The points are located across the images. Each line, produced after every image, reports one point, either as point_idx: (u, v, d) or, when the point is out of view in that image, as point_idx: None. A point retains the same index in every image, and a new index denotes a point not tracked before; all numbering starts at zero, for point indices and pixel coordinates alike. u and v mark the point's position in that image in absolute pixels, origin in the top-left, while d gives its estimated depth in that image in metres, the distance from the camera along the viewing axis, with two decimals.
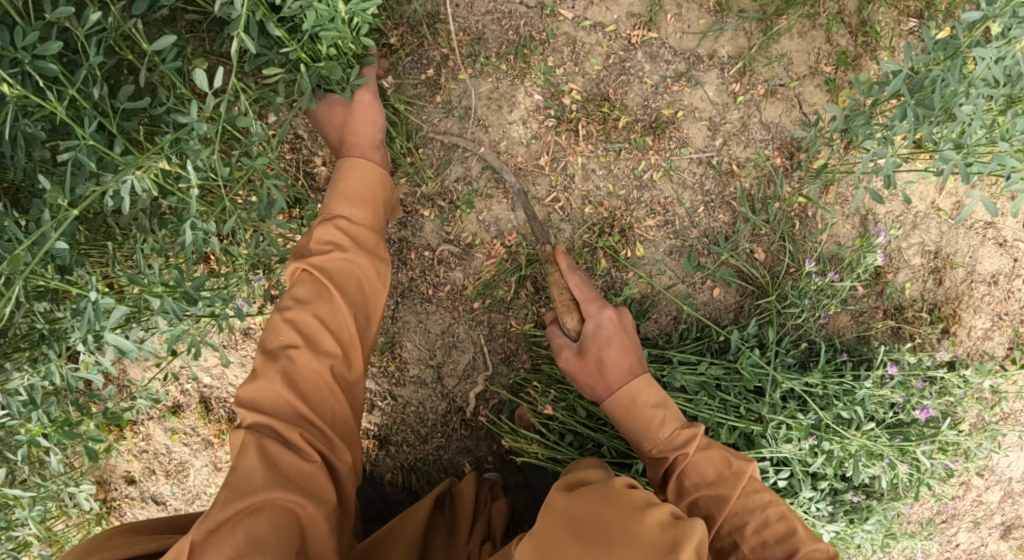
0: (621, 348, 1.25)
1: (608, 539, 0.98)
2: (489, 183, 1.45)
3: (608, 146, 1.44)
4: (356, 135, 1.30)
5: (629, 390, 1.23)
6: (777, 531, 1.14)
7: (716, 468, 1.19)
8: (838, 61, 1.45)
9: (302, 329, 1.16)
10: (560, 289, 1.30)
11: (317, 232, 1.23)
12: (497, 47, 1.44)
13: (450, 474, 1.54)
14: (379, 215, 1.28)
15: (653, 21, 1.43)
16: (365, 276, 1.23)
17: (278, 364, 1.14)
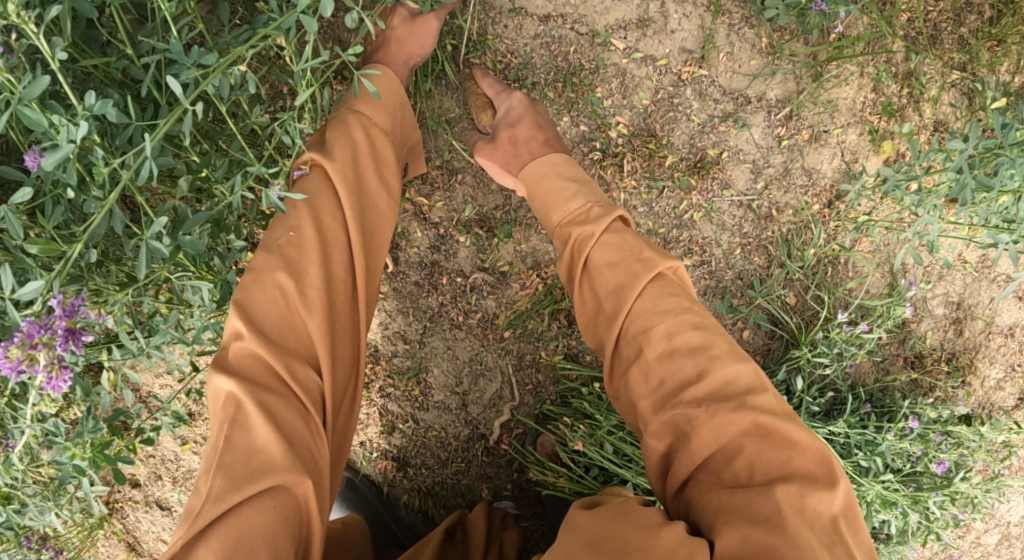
0: (535, 173, 1.22)
1: (624, 552, 0.86)
2: (529, 212, 1.42)
3: (651, 183, 1.42)
4: (402, 48, 1.25)
5: (541, 164, 1.22)
6: (694, 338, 0.99)
7: (619, 250, 1.09)
8: (884, 111, 1.44)
9: (314, 237, 1.03)
10: (479, 100, 1.36)
11: (336, 122, 1.14)
12: (546, 73, 1.40)
13: (467, 499, 1.55)
14: (396, 129, 1.20)
15: (705, 58, 1.41)
16: (379, 192, 1.13)
17: (283, 266, 1.00)
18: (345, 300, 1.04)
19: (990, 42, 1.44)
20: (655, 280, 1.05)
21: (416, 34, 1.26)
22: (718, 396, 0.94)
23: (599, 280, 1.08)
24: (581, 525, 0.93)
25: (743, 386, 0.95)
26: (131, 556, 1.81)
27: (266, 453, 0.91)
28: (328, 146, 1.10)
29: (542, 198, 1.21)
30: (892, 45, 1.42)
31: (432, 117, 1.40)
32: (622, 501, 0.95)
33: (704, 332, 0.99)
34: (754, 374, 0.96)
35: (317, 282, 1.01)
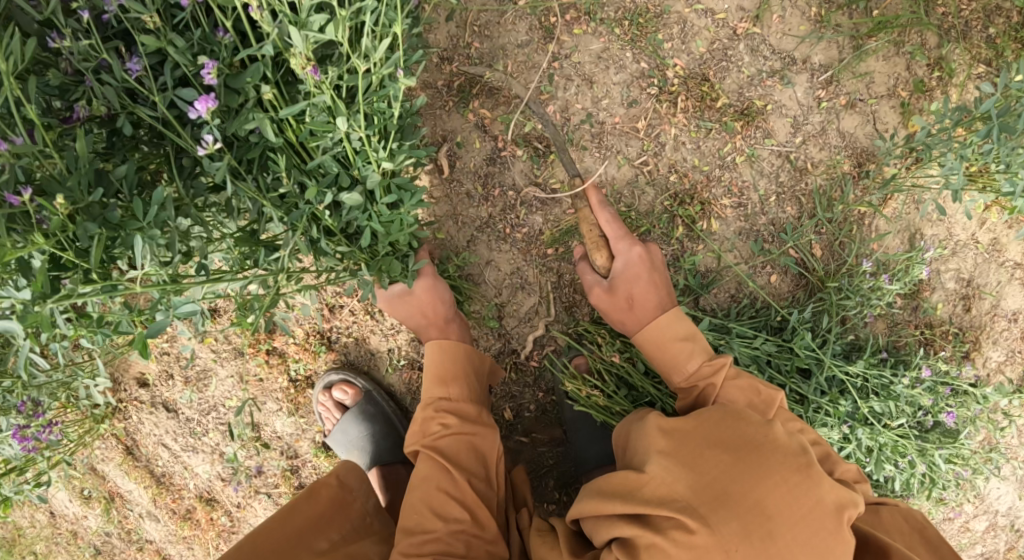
0: (651, 332, 1.32)
1: (753, 447, 1.09)
2: (585, 135, 1.52)
3: (700, 123, 1.52)
4: (433, 314, 1.45)
5: (658, 324, 1.32)
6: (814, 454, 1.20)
7: (745, 396, 1.23)
8: (915, 88, 1.56)
9: (430, 502, 1.30)
10: (589, 226, 1.42)
11: (423, 418, 1.38)
12: (614, 11, 1.50)
13: (489, 417, 1.60)
14: (471, 385, 1.42)
15: (759, 17, 1.53)
16: (486, 452, 1.38)
17: (417, 544, 1.27)
18: (475, 546, 1.29)
19: (1015, 43, 1.58)
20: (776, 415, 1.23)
21: (425, 300, 1.44)
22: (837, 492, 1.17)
23: None
24: (694, 432, 1.15)
25: (851, 479, 1.19)
26: (127, 460, 1.77)
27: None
28: (424, 435, 1.37)
29: (660, 355, 1.32)
30: (926, 30, 1.56)
31: (504, 39, 1.52)
32: (718, 409, 1.17)
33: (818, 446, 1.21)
34: (855, 470, 1.20)
35: (430, 530, 1.28)
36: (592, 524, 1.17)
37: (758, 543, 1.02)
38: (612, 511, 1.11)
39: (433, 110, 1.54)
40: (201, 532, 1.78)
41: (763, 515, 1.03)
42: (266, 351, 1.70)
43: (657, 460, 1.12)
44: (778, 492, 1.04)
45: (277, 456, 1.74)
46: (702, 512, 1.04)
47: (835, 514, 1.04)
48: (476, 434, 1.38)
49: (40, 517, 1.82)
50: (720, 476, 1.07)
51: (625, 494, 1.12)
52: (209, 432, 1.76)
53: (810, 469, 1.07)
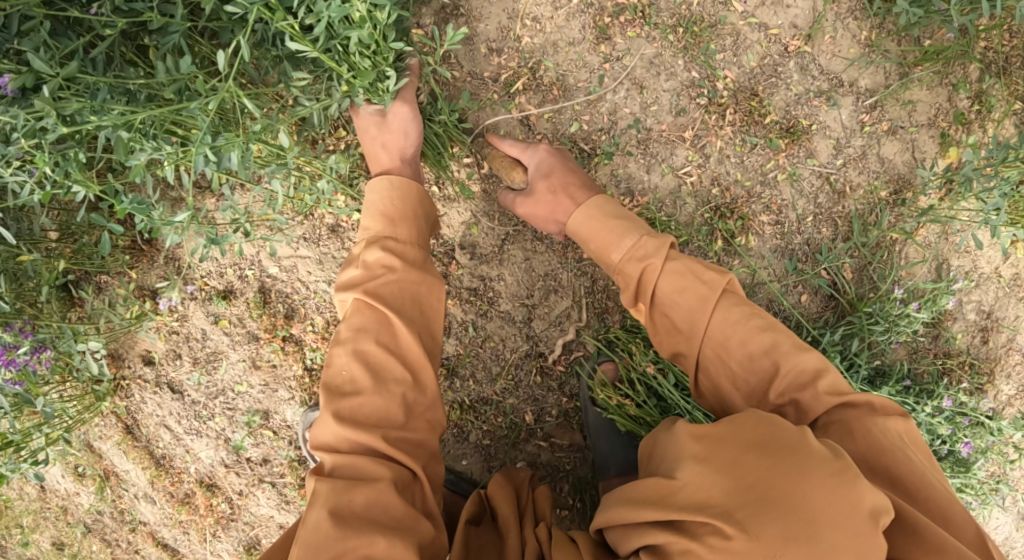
0: (584, 217, 1.32)
1: (790, 448, 0.98)
2: (632, 141, 1.50)
3: (745, 138, 1.51)
4: (380, 157, 1.37)
5: (586, 210, 1.32)
6: (762, 342, 1.12)
7: (682, 275, 1.19)
8: (956, 119, 1.56)
9: (368, 358, 1.20)
10: (499, 157, 1.47)
11: (365, 254, 1.27)
12: (668, 17, 1.49)
13: (509, 420, 1.58)
14: (418, 229, 1.32)
15: (811, 37, 1.52)
16: (429, 301, 1.29)
17: (345, 401, 1.17)
18: (411, 412, 1.20)
19: None
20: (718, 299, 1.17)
21: (394, 129, 1.38)
22: (800, 389, 1.09)
23: (674, 309, 1.19)
24: (728, 437, 1.02)
25: (810, 371, 1.09)
26: (126, 439, 1.77)
27: (337, 537, 1.05)
28: (365, 277, 1.25)
29: (598, 237, 1.30)
30: (970, 62, 1.55)
31: (556, 35, 1.49)
32: (754, 411, 1.05)
33: (771, 333, 1.12)
34: (817, 360, 1.10)
35: (366, 391, 1.18)
36: (619, 528, 1.08)
37: (797, 552, 0.92)
38: (644, 518, 1.03)
39: (478, 101, 1.50)
40: (199, 518, 1.78)
41: (805, 521, 0.93)
42: (282, 338, 1.68)
43: (690, 465, 1.01)
44: (816, 497, 0.94)
45: (284, 446, 1.73)
46: (742, 519, 0.95)
47: (871, 521, 0.93)
48: (420, 283, 1.28)
49: (29, 491, 1.81)
50: (758, 481, 0.97)
51: (653, 504, 1.03)
52: (215, 417, 1.74)
53: (852, 473, 0.96)
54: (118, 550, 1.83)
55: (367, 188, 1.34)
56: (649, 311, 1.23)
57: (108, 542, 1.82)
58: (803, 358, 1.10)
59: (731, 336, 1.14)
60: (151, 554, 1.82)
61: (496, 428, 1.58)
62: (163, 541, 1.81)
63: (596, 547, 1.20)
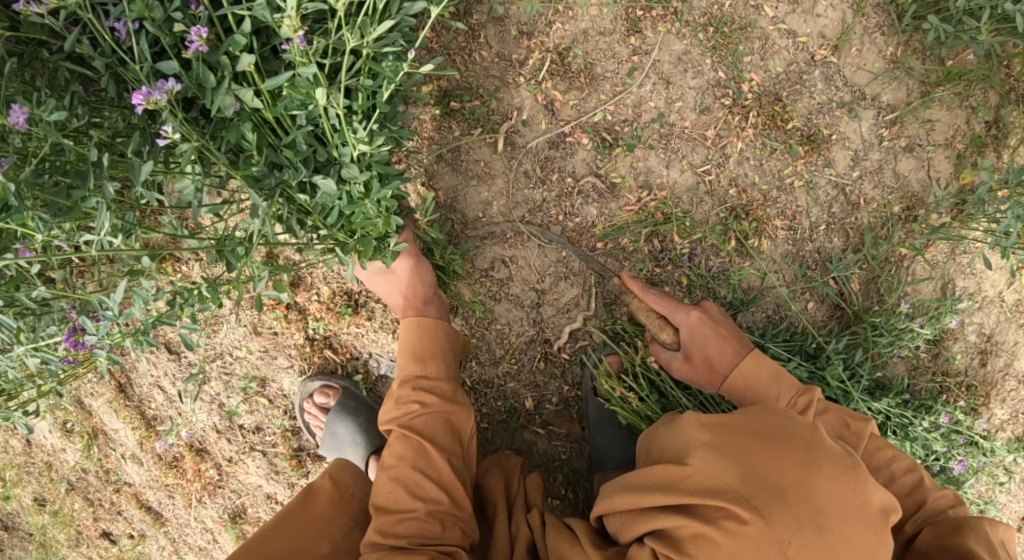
0: (739, 382, 1.30)
1: (800, 441, 1.02)
2: (654, 135, 1.51)
3: (766, 141, 1.52)
4: (406, 295, 1.43)
5: (741, 370, 1.30)
6: (905, 484, 1.19)
7: (835, 430, 1.23)
8: (972, 142, 1.55)
9: (405, 481, 1.29)
10: (646, 313, 1.41)
11: (399, 394, 1.35)
12: (700, 15, 1.50)
13: (509, 404, 1.57)
14: (447, 361, 1.40)
15: (838, 48, 1.54)
16: (463, 429, 1.37)
17: (387, 518, 1.26)
18: (447, 523, 1.27)
19: None
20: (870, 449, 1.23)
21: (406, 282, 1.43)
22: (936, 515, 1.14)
23: None
24: (738, 432, 1.06)
25: (947, 504, 1.15)
26: (118, 398, 1.77)
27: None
28: (399, 414, 1.34)
29: (752, 401, 1.29)
30: (990, 87, 1.54)
31: (588, 24, 1.49)
32: (772, 409, 1.08)
33: (913, 473, 1.20)
34: (954, 497, 1.16)
35: (405, 507, 1.27)
36: (624, 514, 1.12)
37: (807, 538, 0.95)
38: (653, 502, 1.06)
39: (503, 82, 1.50)
40: (185, 483, 1.78)
41: (815, 512, 0.96)
42: (286, 305, 1.65)
43: (698, 451, 1.05)
44: (825, 489, 0.97)
45: (279, 415, 1.72)
46: (755, 503, 0.98)
47: (880, 518, 0.96)
48: (451, 413, 1.36)
49: (15, 444, 1.84)
50: (769, 467, 1.00)
51: (662, 490, 1.06)
52: (210, 381, 1.72)
53: (861, 472, 0.99)
54: (99, 510, 1.84)
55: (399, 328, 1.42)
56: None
57: (90, 501, 1.84)
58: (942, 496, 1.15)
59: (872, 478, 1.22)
60: (133, 515, 1.83)
61: (496, 411, 1.59)
62: (146, 503, 1.82)
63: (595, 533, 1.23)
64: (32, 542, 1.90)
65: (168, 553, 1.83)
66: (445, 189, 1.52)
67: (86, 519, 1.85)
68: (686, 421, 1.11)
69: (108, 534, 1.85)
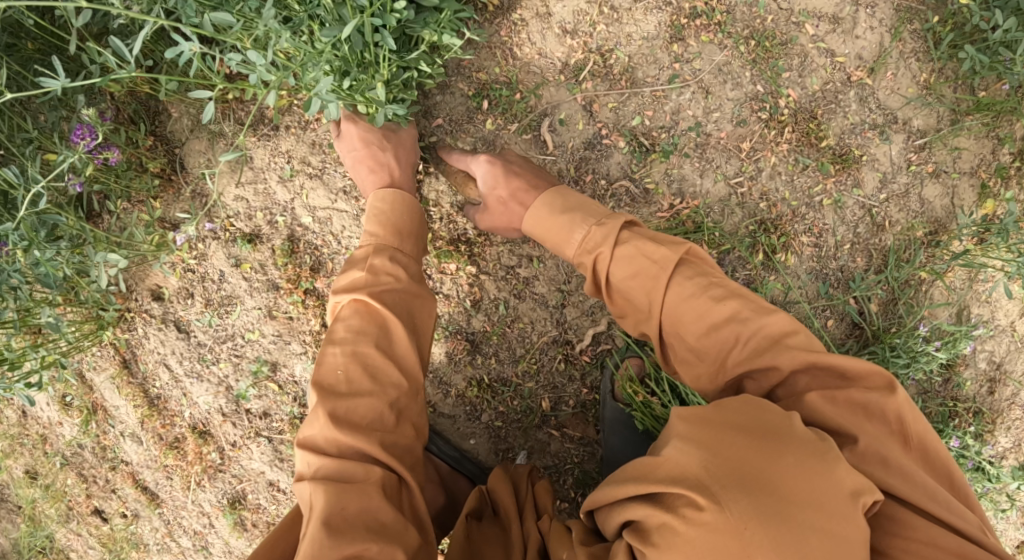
0: (532, 216, 1.29)
1: (769, 426, 0.95)
2: (689, 143, 1.51)
3: (799, 158, 1.53)
4: (397, 162, 1.42)
5: (540, 208, 1.28)
6: (723, 312, 1.06)
7: (634, 260, 1.14)
8: (997, 172, 1.53)
9: (365, 361, 1.18)
10: (461, 179, 1.46)
11: (370, 261, 1.27)
12: (742, 28, 1.50)
13: (525, 403, 1.57)
14: (414, 244, 1.34)
15: (874, 70, 1.51)
16: (425, 315, 1.30)
17: (340, 406, 1.14)
18: (401, 421, 1.18)
19: None
20: (672, 273, 1.11)
21: (402, 145, 1.45)
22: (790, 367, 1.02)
23: (634, 296, 1.14)
24: (708, 419, 0.97)
25: (779, 334, 1.04)
26: (122, 374, 1.73)
27: (330, 542, 1.02)
28: (370, 281, 1.25)
29: (547, 229, 1.26)
30: (1018, 119, 1.51)
31: (631, 27, 1.49)
32: (743, 396, 1.01)
33: (730, 300, 1.07)
34: (786, 320, 1.05)
35: (360, 396, 1.16)
36: (603, 510, 1.03)
37: (773, 527, 0.87)
38: (624, 495, 0.98)
39: (543, 80, 1.49)
40: (185, 464, 1.76)
41: (781, 500, 0.89)
42: (304, 290, 1.62)
43: (674, 443, 0.96)
44: (792, 475, 0.90)
45: (288, 402, 1.69)
46: (715, 488, 0.90)
47: (850, 500, 0.90)
48: (417, 294, 1.29)
49: (9, 415, 1.82)
50: (736, 456, 0.93)
51: (630, 481, 0.98)
52: (219, 362, 1.69)
53: (826, 455, 0.93)
54: (93, 487, 1.83)
55: (374, 198, 1.37)
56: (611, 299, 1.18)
57: (84, 477, 1.83)
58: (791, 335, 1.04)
59: (687, 310, 1.09)
60: (128, 494, 1.82)
61: (511, 410, 1.57)
62: (142, 483, 1.80)
63: (589, 533, 1.11)
64: (20, 515, 1.87)
65: (160, 537, 1.82)
66: None
67: (78, 495, 1.83)
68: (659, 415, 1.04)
69: (100, 512, 1.84)
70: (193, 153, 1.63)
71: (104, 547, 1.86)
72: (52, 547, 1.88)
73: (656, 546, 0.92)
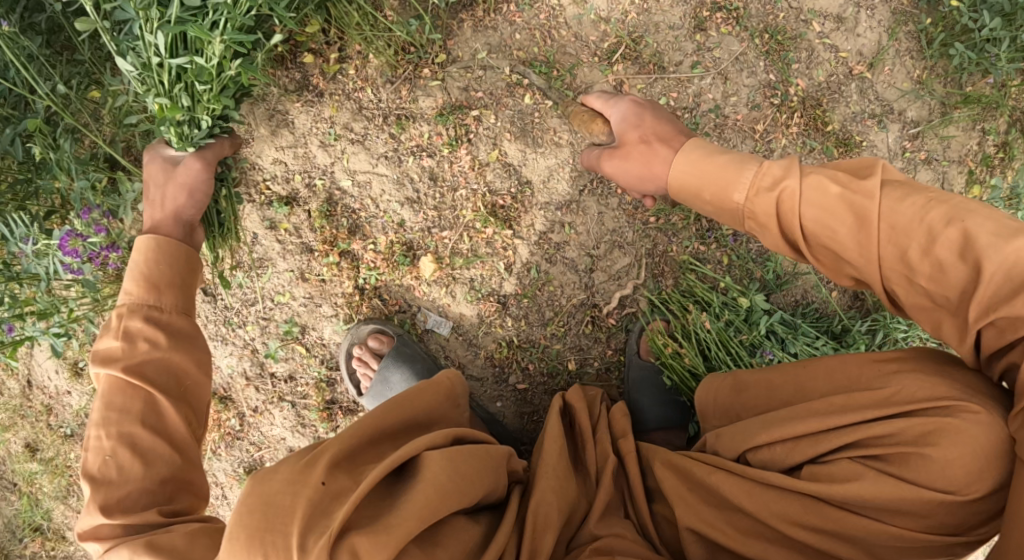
0: (688, 164, 1.19)
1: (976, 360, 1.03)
2: (711, 124, 1.64)
3: (806, 141, 1.66)
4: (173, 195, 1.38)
5: (692, 161, 1.19)
6: (951, 241, 0.91)
7: (826, 194, 1.00)
8: (982, 160, 1.70)
9: (132, 442, 1.12)
10: (583, 113, 1.51)
11: (119, 324, 1.18)
12: (757, 24, 1.64)
13: (553, 364, 1.63)
14: (173, 284, 1.25)
15: (873, 65, 1.68)
16: (195, 377, 1.21)
17: (108, 489, 1.09)
18: (177, 487, 1.13)
19: None
20: (880, 205, 0.97)
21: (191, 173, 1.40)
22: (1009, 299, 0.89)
23: (832, 239, 1.01)
24: (912, 356, 1.04)
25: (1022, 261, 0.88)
26: None
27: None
28: (124, 351, 1.16)
29: (711, 182, 1.15)
30: (1000, 113, 1.68)
31: (659, 16, 1.62)
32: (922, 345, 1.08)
33: (955, 224, 0.92)
34: None
35: (127, 482, 1.10)
36: (792, 438, 1.07)
37: None
38: (854, 421, 1.01)
39: (578, 60, 1.61)
40: None
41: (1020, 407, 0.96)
42: (339, 251, 1.63)
43: (902, 374, 1.02)
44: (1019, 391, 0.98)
45: (315, 364, 1.70)
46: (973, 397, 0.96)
47: None
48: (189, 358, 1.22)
49: (11, 384, 1.77)
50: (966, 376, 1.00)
51: (851, 410, 1.03)
52: (245, 326, 1.70)
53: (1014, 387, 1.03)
54: None
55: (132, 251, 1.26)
56: (809, 247, 1.04)
57: None
58: (1008, 249, 0.88)
59: (908, 248, 0.95)
60: None
61: (537, 373, 1.64)
62: None
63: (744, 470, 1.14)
64: (15, 492, 1.81)
65: None
66: (513, 154, 1.60)
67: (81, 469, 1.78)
68: (830, 362, 1.09)
69: None
70: None
71: None
72: (49, 524, 1.82)
73: (926, 452, 0.95)
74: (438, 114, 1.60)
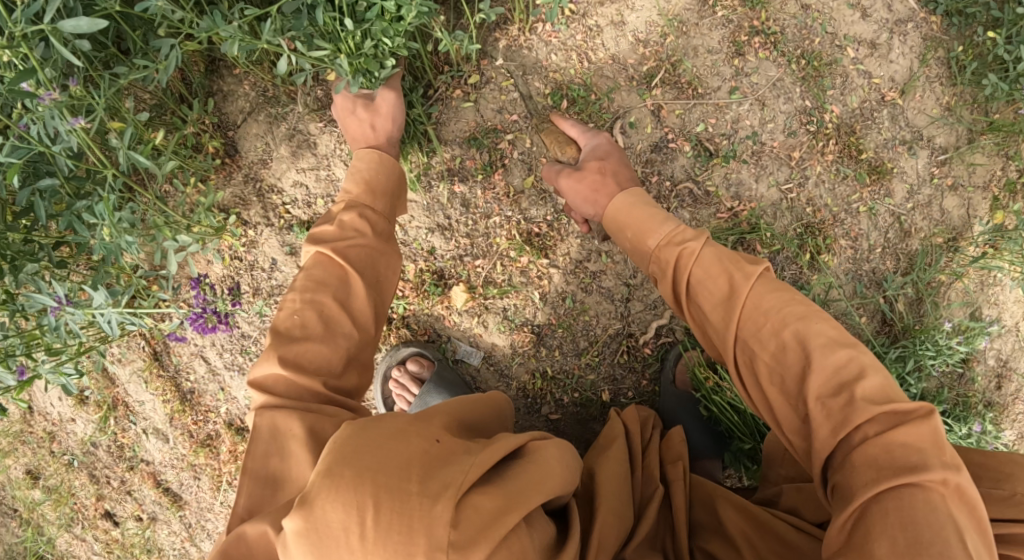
0: (623, 202, 1.28)
1: None
2: (747, 151, 1.62)
3: (839, 168, 1.65)
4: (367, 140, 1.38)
5: (628, 202, 1.28)
6: (794, 335, 1.00)
7: (716, 265, 1.10)
8: (1007, 186, 1.67)
9: (322, 309, 1.12)
10: (557, 135, 1.52)
11: (343, 222, 1.21)
12: (794, 48, 1.62)
13: (587, 394, 1.59)
14: (387, 205, 1.30)
15: (904, 92, 1.67)
16: (385, 272, 1.23)
17: (290, 346, 1.07)
18: (349, 365, 1.12)
19: None
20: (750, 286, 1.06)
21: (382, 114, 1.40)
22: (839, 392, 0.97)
23: (701, 299, 1.11)
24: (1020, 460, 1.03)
25: (853, 371, 0.97)
26: (151, 366, 1.64)
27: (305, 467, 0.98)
28: (337, 234, 1.20)
29: (635, 219, 1.25)
30: None
31: (696, 39, 1.58)
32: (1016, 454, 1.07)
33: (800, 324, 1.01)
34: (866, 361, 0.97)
35: (310, 338, 1.09)
36: None
37: None
38: None
39: (615, 84, 1.56)
40: (216, 463, 1.67)
41: None
42: None
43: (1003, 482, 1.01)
44: None
45: None
46: None
47: None
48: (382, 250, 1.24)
49: (14, 411, 1.68)
50: None
51: None
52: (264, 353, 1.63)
53: None
54: (106, 489, 1.70)
55: (356, 157, 1.33)
56: (688, 305, 1.14)
57: (96, 479, 1.70)
58: (832, 357, 0.98)
59: (761, 326, 1.04)
60: (145, 496, 1.70)
61: (571, 403, 1.59)
62: (163, 484, 1.69)
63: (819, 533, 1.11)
64: (17, 519, 1.73)
65: (180, 542, 1.71)
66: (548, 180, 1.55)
67: (87, 498, 1.70)
68: None
69: (111, 516, 1.71)
70: (250, 135, 1.57)
71: (112, 554, 1.72)
72: (53, 554, 1.73)
73: None
74: (472, 139, 1.55)
